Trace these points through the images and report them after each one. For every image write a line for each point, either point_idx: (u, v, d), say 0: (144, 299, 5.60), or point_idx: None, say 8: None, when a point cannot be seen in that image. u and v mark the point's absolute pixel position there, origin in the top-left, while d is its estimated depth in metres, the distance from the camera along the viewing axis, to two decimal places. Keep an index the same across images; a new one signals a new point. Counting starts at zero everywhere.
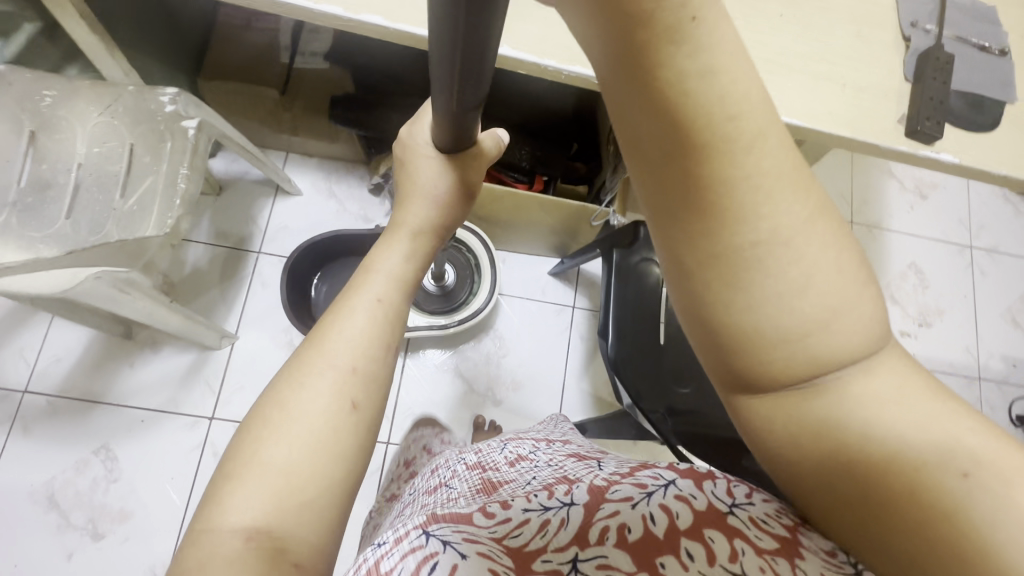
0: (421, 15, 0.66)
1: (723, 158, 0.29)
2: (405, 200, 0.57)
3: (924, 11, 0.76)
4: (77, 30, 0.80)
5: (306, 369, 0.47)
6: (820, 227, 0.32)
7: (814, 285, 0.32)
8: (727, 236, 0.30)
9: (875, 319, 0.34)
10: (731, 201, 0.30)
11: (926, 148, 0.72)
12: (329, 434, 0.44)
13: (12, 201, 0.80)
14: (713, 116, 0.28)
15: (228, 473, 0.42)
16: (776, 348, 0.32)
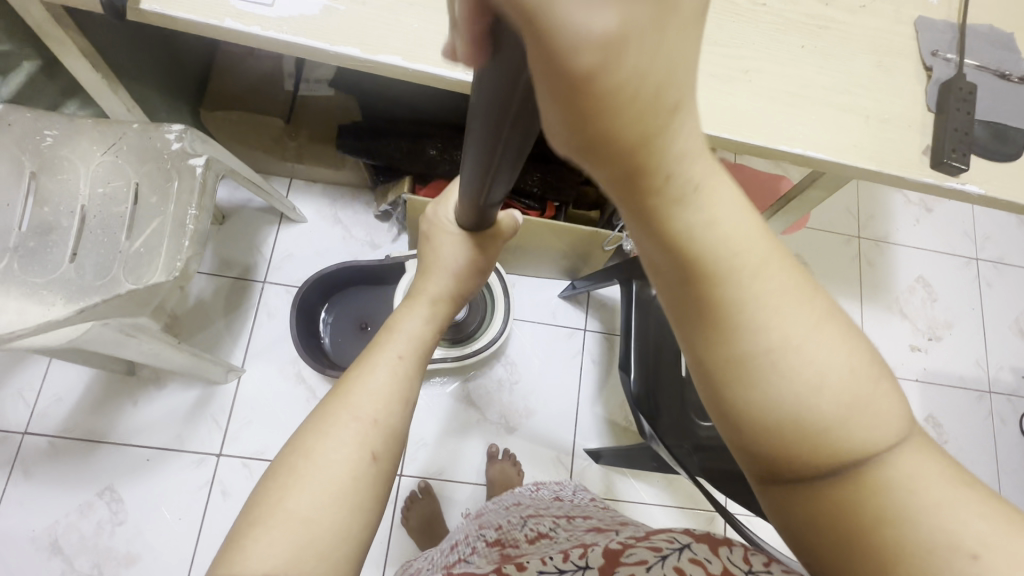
0: (440, 54, 0.64)
1: (732, 286, 0.30)
2: (426, 272, 0.58)
3: (944, 39, 0.76)
4: (79, 68, 0.77)
5: (329, 415, 0.45)
6: (832, 327, 0.32)
7: (832, 390, 0.31)
8: (740, 349, 0.31)
9: (896, 412, 0.33)
10: (742, 320, 0.31)
11: (951, 180, 0.71)
12: (348, 483, 0.42)
13: (12, 246, 0.77)
14: (722, 253, 0.29)
15: (250, 519, 0.40)
16: (795, 445, 0.32)
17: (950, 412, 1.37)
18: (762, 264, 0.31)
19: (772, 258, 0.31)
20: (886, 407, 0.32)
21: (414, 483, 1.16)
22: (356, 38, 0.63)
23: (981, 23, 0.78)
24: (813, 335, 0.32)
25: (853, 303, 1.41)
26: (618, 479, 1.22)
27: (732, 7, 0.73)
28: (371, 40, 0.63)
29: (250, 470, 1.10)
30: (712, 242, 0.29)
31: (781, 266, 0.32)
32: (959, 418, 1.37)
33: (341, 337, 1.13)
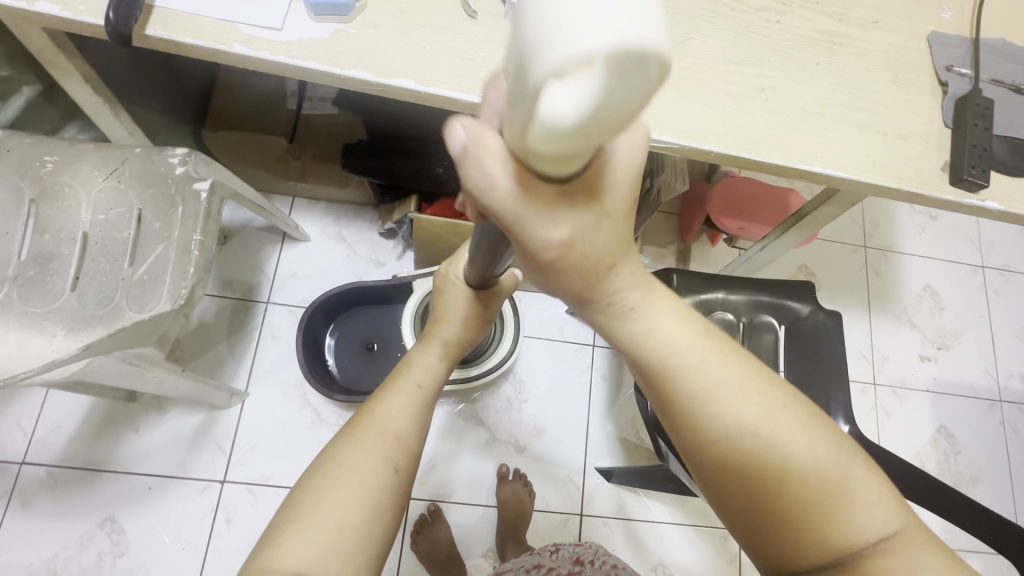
0: (453, 77, 0.63)
1: (683, 380, 0.44)
2: (438, 316, 0.62)
3: (957, 53, 0.75)
4: (80, 92, 0.75)
5: (358, 428, 0.49)
6: (784, 416, 0.43)
7: (795, 465, 0.42)
8: (709, 432, 0.43)
9: (865, 490, 0.42)
10: (700, 405, 0.44)
11: (972, 196, 0.70)
12: (373, 490, 0.45)
13: (11, 275, 0.75)
14: (667, 351, 0.44)
15: (288, 517, 0.43)
16: (773, 509, 0.42)
17: (962, 421, 1.36)
18: (701, 361, 0.44)
19: (708, 358, 0.45)
20: (827, 456, 0.43)
21: (423, 506, 1.13)
22: (368, 62, 0.62)
23: (994, 38, 0.77)
24: (759, 406, 0.43)
25: (861, 313, 1.41)
26: (631, 498, 1.19)
27: (746, 23, 0.72)
28: (382, 63, 0.62)
29: (255, 497, 1.07)
30: (659, 342, 0.44)
31: (718, 360, 0.45)
32: (971, 427, 1.36)
33: (347, 359, 1.11)
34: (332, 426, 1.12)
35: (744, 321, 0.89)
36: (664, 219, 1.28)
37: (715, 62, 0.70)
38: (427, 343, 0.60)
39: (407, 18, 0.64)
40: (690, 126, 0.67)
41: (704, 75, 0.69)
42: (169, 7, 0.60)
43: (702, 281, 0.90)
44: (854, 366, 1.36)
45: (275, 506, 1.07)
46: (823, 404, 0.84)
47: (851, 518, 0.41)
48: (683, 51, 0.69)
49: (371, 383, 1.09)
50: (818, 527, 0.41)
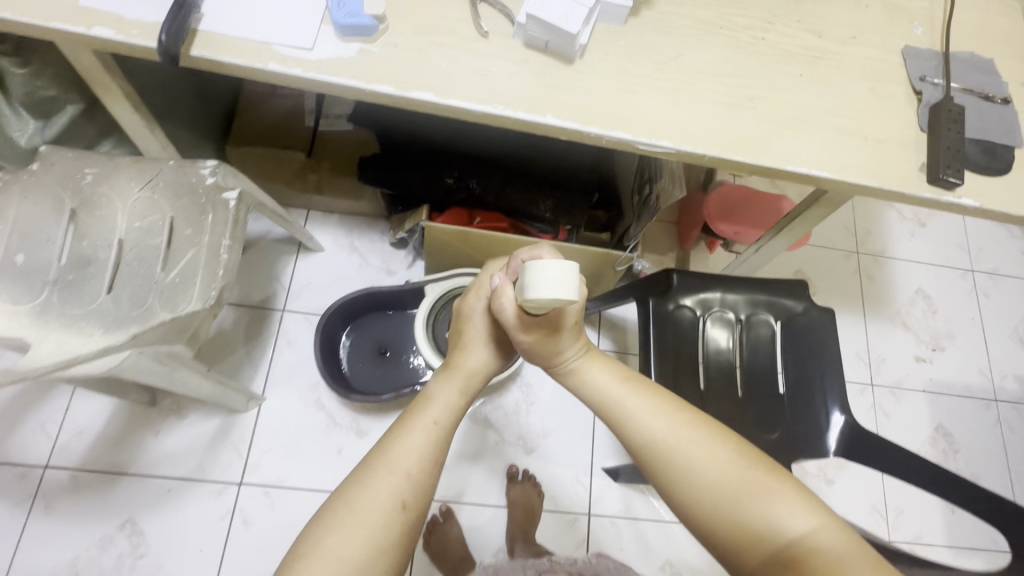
0: (468, 90, 0.69)
1: (615, 407, 0.61)
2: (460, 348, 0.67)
3: (930, 65, 0.81)
4: (121, 111, 0.82)
5: (371, 469, 0.54)
6: (689, 427, 0.58)
7: (699, 464, 0.55)
8: (637, 445, 0.59)
9: (762, 483, 0.53)
10: (627, 423, 0.60)
11: (948, 194, 0.75)
12: (378, 529, 0.50)
13: (52, 280, 0.80)
14: (605, 389, 0.63)
15: (299, 553, 0.49)
16: (696, 500, 0.54)
17: (958, 421, 1.39)
18: (626, 393, 0.62)
19: (628, 392, 0.62)
20: (723, 456, 0.55)
21: (433, 507, 1.16)
22: (391, 77, 0.68)
23: (963, 51, 0.84)
24: (668, 424, 0.58)
25: (856, 316, 1.45)
26: (638, 499, 1.22)
27: (735, 40, 0.78)
28: (404, 78, 0.68)
29: (271, 499, 1.10)
30: (597, 381, 0.64)
31: (637, 393, 0.62)
32: (969, 426, 1.39)
33: (361, 362, 1.14)
34: (346, 430, 1.16)
35: (742, 316, 0.94)
36: (662, 228, 1.34)
37: (707, 75, 0.76)
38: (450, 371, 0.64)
39: (426, 38, 0.70)
40: (686, 133, 0.73)
41: (697, 87, 0.75)
42: (212, 31, 0.66)
43: (701, 279, 0.94)
44: (852, 367, 1.40)
45: (290, 508, 1.10)
46: (819, 395, 0.88)
47: (751, 502, 0.52)
48: (677, 65, 0.76)
49: (383, 386, 1.13)
50: (723, 512, 0.52)
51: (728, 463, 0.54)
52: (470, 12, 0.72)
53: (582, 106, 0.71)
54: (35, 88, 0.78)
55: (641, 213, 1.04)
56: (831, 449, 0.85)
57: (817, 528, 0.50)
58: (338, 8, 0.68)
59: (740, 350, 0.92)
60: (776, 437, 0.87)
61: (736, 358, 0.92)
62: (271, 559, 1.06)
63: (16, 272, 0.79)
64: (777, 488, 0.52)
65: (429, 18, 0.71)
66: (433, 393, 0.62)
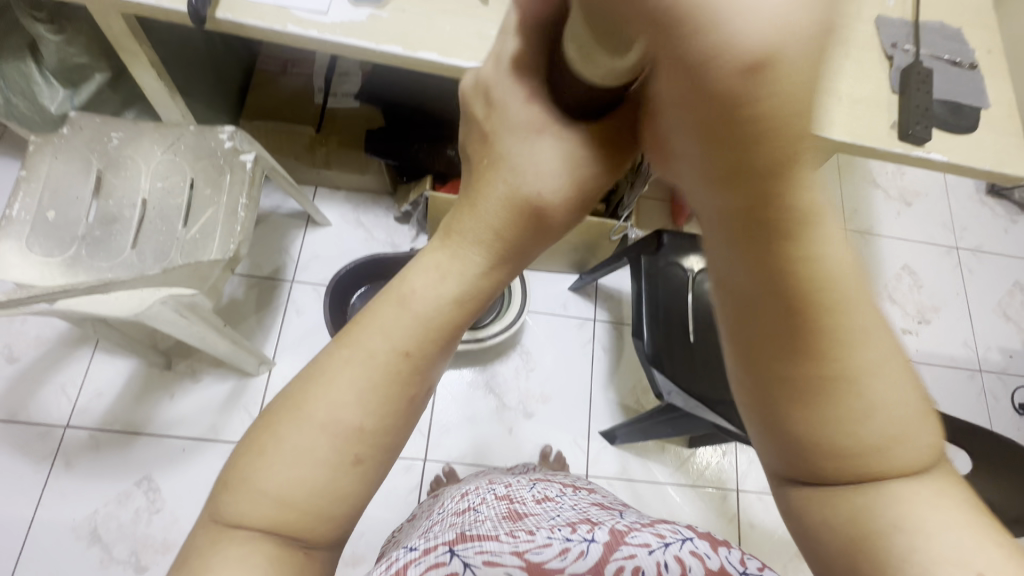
0: (470, 51, 0.75)
1: (818, 309, 0.29)
2: (469, 198, 0.36)
3: (901, 33, 0.87)
4: (146, 77, 0.87)
5: (309, 400, 0.37)
6: (896, 362, 0.32)
7: (881, 414, 0.32)
8: (812, 364, 0.30)
9: (930, 448, 0.34)
10: (821, 330, 0.29)
11: (917, 149, 0.81)
12: (324, 481, 0.36)
13: (81, 235, 0.85)
14: (823, 279, 0.27)
15: (226, 485, 0.37)
16: (843, 454, 0.33)
17: (943, 389, 1.44)
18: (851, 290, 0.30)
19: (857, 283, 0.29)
20: (913, 410, 0.33)
21: (438, 467, 1.20)
22: (400, 38, 0.74)
23: (933, 21, 0.90)
24: (879, 348, 0.31)
25: None
26: (633, 461, 1.26)
27: None
28: (411, 39, 0.74)
29: None
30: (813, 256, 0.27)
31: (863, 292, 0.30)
32: (954, 394, 1.44)
33: None
34: None
35: None
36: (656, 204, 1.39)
37: None
38: (453, 247, 0.37)
39: (432, 4, 0.76)
40: None
41: None
42: None
43: (691, 239, 1.00)
44: None
45: None
46: None
47: (899, 462, 0.33)
48: None
49: None
50: (861, 461, 0.33)
51: (912, 410, 0.33)
52: None
53: None
54: (67, 55, 0.84)
55: (633, 181, 1.10)
56: None
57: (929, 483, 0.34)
58: None
59: None
60: None
61: None
62: None
63: (48, 227, 0.84)
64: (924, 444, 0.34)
65: None
66: (414, 288, 0.38)
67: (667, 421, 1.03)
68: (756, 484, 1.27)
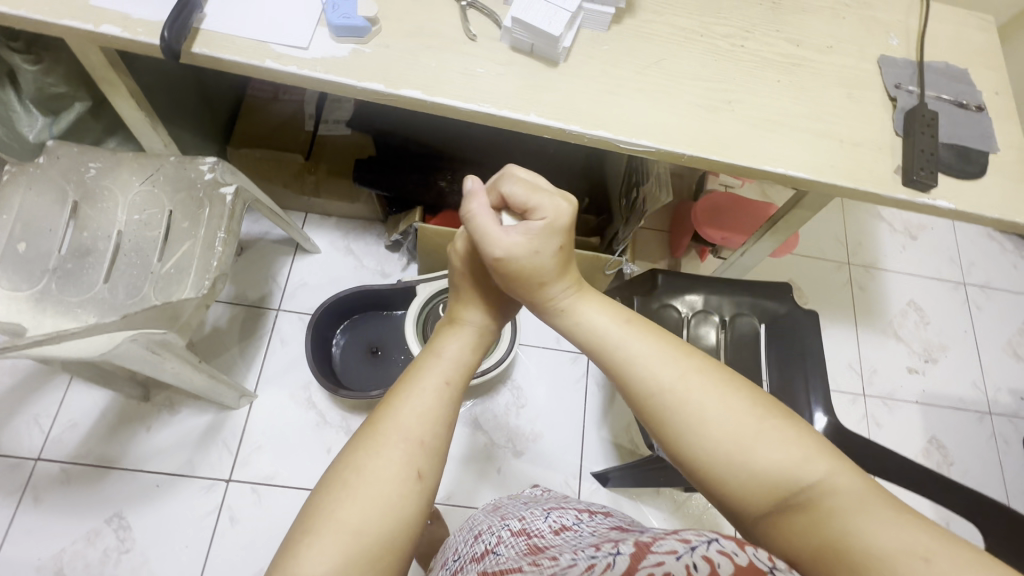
0: (454, 88, 0.72)
1: (614, 351, 0.53)
2: (458, 302, 0.60)
3: (905, 74, 0.84)
4: (126, 108, 0.85)
5: (380, 433, 0.46)
6: (701, 378, 0.50)
7: (711, 420, 0.47)
8: (644, 395, 0.51)
9: (790, 441, 0.46)
10: (626, 369, 0.52)
11: (922, 195, 0.77)
12: (395, 498, 0.43)
13: (52, 268, 0.83)
14: (604, 330, 0.55)
15: (305, 526, 0.42)
16: (721, 467, 0.46)
17: (952, 433, 1.38)
18: (625, 336, 0.54)
19: (630, 334, 0.54)
20: (738, 407, 0.48)
21: None
22: (381, 75, 0.71)
23: (937, 61, 0.87)
24: (677, 369, 0.50)
25: (848, 327, 1.46)
26: (626, 503, 1.21)
27: (715, 48, 0.82)
28: (393, 76, 0.71)
29: (257, 496, 1.10)
30: (593, 321, 0.56)
31: (642, 335, 0.54)
32: (963, 438, 1.38)
33: (353, 361, 1.16)
34: (336, 428, 1.17)
35: (727, 319, 0.94)
36: (653, 237, 1.36)
37: (688, 79, 0.79)
38: (455, 327, 0.57)
39: (416, 40, 0.74)
40: (666, 133, 0.75)
41: (677, 90, 0.78)
42: (213, 30, 0.70)
43: (686, 280, 0.96)
44: (843, 378, 1.40)
45: (278, 505, 1.10)
46: (803, 394, 0.89)
47: (762, 461, 0.45)
48: (659, 69, 0.79)
49: (372, 386, 1.14)
50: (733, 471, 0.46)
51: (755, 421, 0.47)
52: (459, 17, 0.76)
53: (563, 105, 0.74)
54: (45, 85, 0.83)
55: (629, 216, 1.06)
56: None
57: (834, 472, 0.44)
58: (333, 10, 0.71)
59: (723, 348, 0.92)
60: None
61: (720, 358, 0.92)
62: (256, 557, 1.06)
63: (18, 259, 0.81)
64: (790, 436, 0.46)
65: (420, 21, 0.75)
66: (446, 347, 0.55)
67: (659, 470, 0.98)
68: None
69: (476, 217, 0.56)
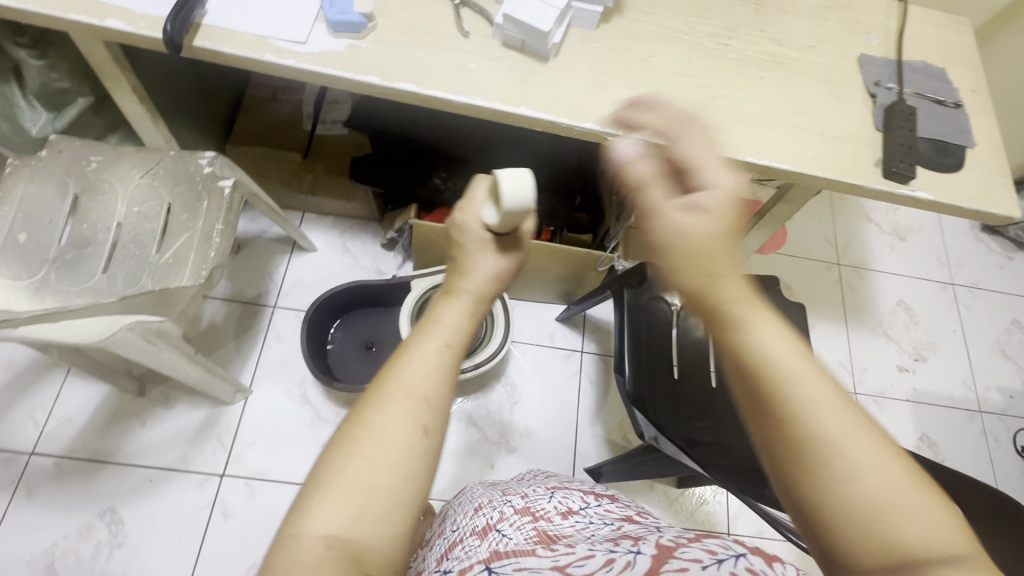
0: (447, 82, 0.75)
1: (773, 377, 0.43)
2: (460, 272, 0.60)
3: (884, 72, 0.87)
4: (127, 103, 0.87)
5: (385, 392, 0.49)
6: (868, 432, 0.40)
7: (865, 477, 0.38)
8: (794, 426, 0.41)
9: (948, 531, 0.37)
10: (780, 397, 0.42)
11: (903, 186, 0.80)
12: (404, 453, 0.46)
13: (51, 258, 0.84)
14: (767, 353, 0.44)
15: (317, 482, 0.44)
16: (853, 526, 0.38)
17: (943, 430, 1.40)
18: (797, 366, 0.43)
19: (800, 364, 0.43)
20: (896, 476, 0.38)
21: None
22: (377, 69, 0.74)
23: (915, 60, 0.90)
24: (842, 416, 0.40)
25: (838, 326, 1.47)
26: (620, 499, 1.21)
27: (700, 46, 0.84)
28: (389, 70, 0.74)
29: (252, 491, 1.10)
30: (761, 337, 0.44)
31: (813, 370, 0.43)
32: (954, 436, 1.39)
33: (348, 357, 1.18)
34: (330, 423, 1.17)
35: None
36: None
37: (674, 75, 0.82)
38: (451, 298, 0.58)
39: (411, 36, 0.76)
40: (652, 126, 0.78)
41: (664, 86, 0.81)
42: (214, 25, 0.72)
43: None
44: (834, 375, 1.41)
45: (272, 500, 1.10)
46: None
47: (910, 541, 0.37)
48: (646, 66, 0.81)
49: (367, 381, 1.15)
50: (866, 537, 0.37)
51: (915, 495, 0.38)
52: (452, 15, 0.79)
53: (553, 100, 0.77)
54: (49, 80, 0.85)
55: (620, 213, 1.08)
56: None
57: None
58: (331, 6, 0.74)
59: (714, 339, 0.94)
60: None
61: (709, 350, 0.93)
62: (248, 551, 1.06)
63: (18, 249, 0.83)
64: (948, 528, 0.37)
65: (415, 18, 0.77)
66: (442, 315, 0.56)
67: (650, 462, 0.98)
68: (747, 525, 1.23)
69: (645, 186, 0.54)
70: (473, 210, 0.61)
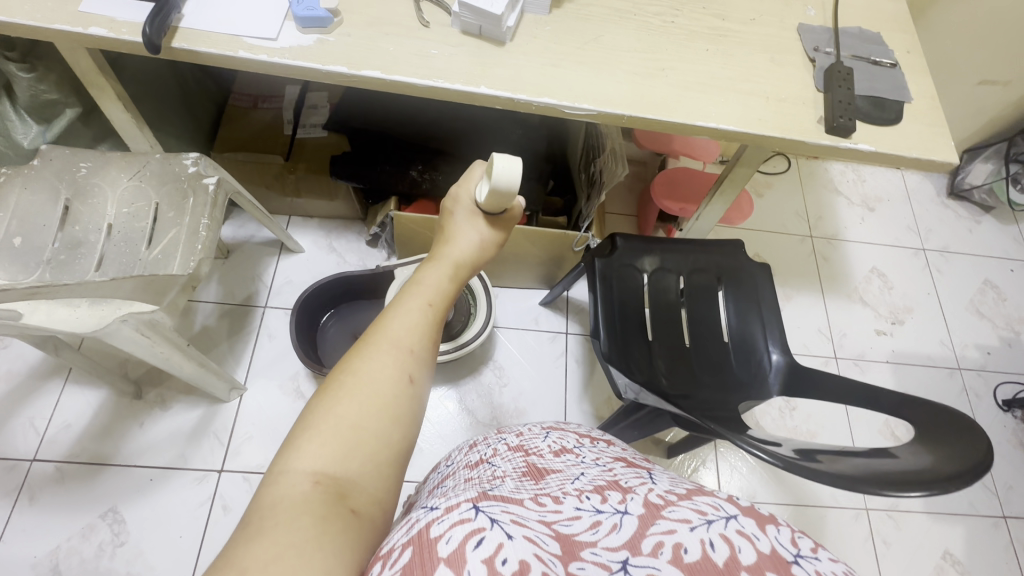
0: (411, 68, 0.80)
1: None
2: (447, 239, 0.73)
3: (822, 38, 0.93)
4: (114, 111, 0.92)
5: (372, 341, 0.55)
6: None
7: None
8: None
9: None
10: None
11: (845, 140, 0.85)
12: (389, 398, 0.51)
13: (46, 259, 0.88)
14: None
15: (305, 423, 0.48)
16: None
17: (925, 389, 1.42)
18: None
19: None
20: None
21: (408, 488, 1.18)
22: (344, 59, 0.79)
23: (852, 27, 0.96)
24: None
25: (815, 295, 1.52)
26: None
27: (648, 24, 0.90)
28: (356, 59, 0.79)
29: (251, 484, 1.13)
30: None
31: None
32: (936, 393, 1.42)
33: (337, 348, 1.22)
34: None
35: (685, 277, 1.00)
36: (621, 218, 1.43)
37: (624, 51, 0.87)
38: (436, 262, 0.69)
39: (376, 28, 0.82)
40: (606, 97, 0.83)
41: (615, 62, 0.86)
42: (191, 28, 0.78)
43: (645, 243, 1.01)
44: (814, 344, 1.45)
45: None
46: (760, 341, 0.95)
47: None
48: (597, 45, 0.87)
49: None
50: None
51: None
52: (413, 8, 0.84)
53: (511, 78, 0.82)
54: (38, 91, 0.91)
55: (590, 192, 1.14)
56: (773, 389, 0.92)
57: None
58: (298, 4, 0.79)
59: (687, 304, 0.98)
60: (722, 379, 0.92)
61: (680, 313, 0.98)
62: None
63: (14, 252, 0.87)
64: None
65: (378, 13, 0.83)
66: (426, 275, 0.66)
67: (632, 425, 1.01)
68: (738, 489, 1.25)
69: None
70: (469, 189, 0.76)
